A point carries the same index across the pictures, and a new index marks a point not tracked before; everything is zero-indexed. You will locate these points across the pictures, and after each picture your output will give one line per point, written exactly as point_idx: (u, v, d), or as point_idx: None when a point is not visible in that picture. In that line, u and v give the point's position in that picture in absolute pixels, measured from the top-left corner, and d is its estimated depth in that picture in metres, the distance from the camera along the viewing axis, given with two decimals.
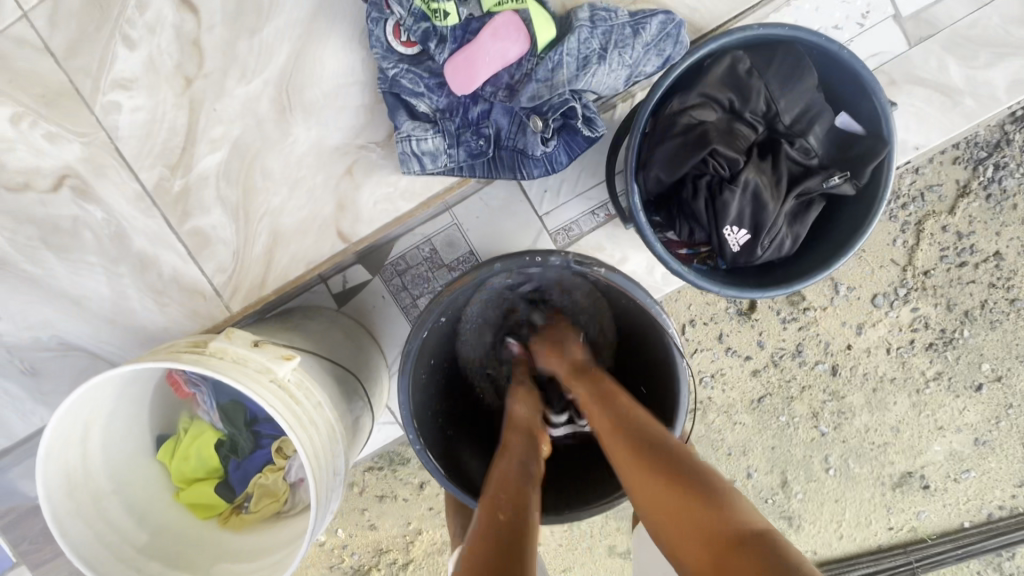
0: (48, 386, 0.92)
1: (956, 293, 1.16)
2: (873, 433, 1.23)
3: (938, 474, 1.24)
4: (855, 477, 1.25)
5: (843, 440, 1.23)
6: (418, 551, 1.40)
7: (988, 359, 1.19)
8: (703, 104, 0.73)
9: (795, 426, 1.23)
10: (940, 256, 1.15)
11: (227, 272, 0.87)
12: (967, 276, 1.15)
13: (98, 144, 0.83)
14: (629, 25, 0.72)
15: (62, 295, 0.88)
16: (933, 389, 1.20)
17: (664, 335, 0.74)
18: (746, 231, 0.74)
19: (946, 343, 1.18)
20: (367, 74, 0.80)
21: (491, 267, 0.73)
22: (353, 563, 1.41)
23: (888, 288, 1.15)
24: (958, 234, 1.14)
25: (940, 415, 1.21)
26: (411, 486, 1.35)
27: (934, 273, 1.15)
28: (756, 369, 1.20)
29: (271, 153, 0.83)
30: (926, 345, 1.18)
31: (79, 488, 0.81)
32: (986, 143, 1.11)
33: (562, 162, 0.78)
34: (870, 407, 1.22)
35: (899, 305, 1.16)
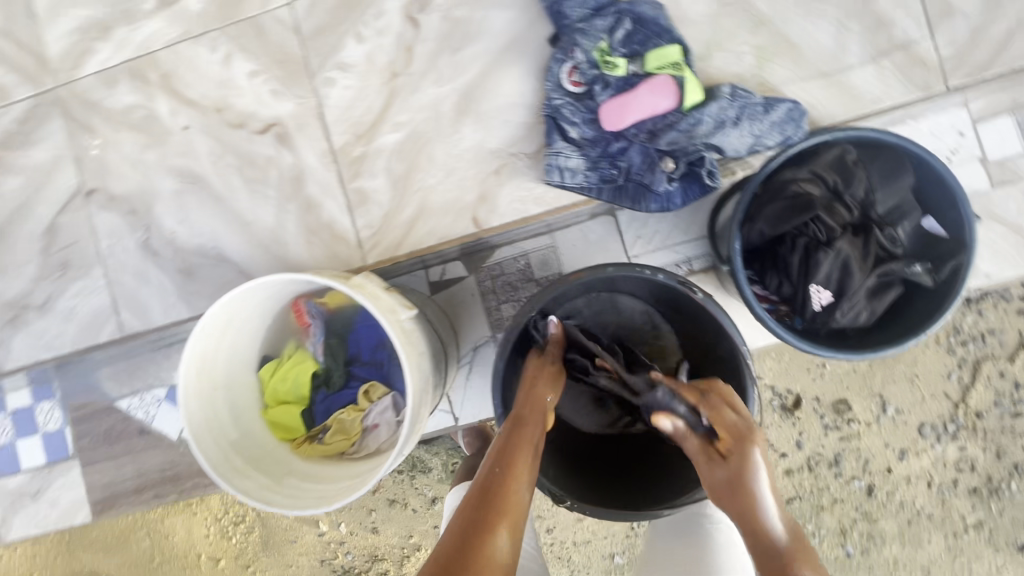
0: (195, 287, 1.08)
1: (1008, 442, 1.19)
2: (902, 569, 1.22)
3: None
4: None
5: (868, 567, 1.23)
6: (410, 567, 1.45)
7: None
8: (812, 180, 0.87)
9: (819, 538, 1.24)
10: (994, 401, 1.20)
11: (372, 230, 1.03)
12: (1020, 427, 1.19)
13: (309, 106, 1.03)
14: (762, 105, 0.88)
15: (235, 215, 1.06)
16: (972, 536, 1.20)
17: (742, 363, 0.84)
18: (829, 293, 0.86)
19: (991, 491, 1.20)
20: (534, 101, 0.99)
21: (606, 270, 0.84)
22: (344, 562, 1.46)
23: (936, 419, 1.20)
24: (1016, 382, 1.19)
25: (975, 567, 1.20)
26: (424, 498, 1.42)
27: (986, 415, 1.19)
28: (789, 469, 1.23)
29: (438, 143, 1.01)
30: (969, 489, 1.20)
31: (206, 372, 0.92)
32: None
33: (677, 202, 0.93)
34: (902, 538, 1.22)
35: (947, 440, 1.20)
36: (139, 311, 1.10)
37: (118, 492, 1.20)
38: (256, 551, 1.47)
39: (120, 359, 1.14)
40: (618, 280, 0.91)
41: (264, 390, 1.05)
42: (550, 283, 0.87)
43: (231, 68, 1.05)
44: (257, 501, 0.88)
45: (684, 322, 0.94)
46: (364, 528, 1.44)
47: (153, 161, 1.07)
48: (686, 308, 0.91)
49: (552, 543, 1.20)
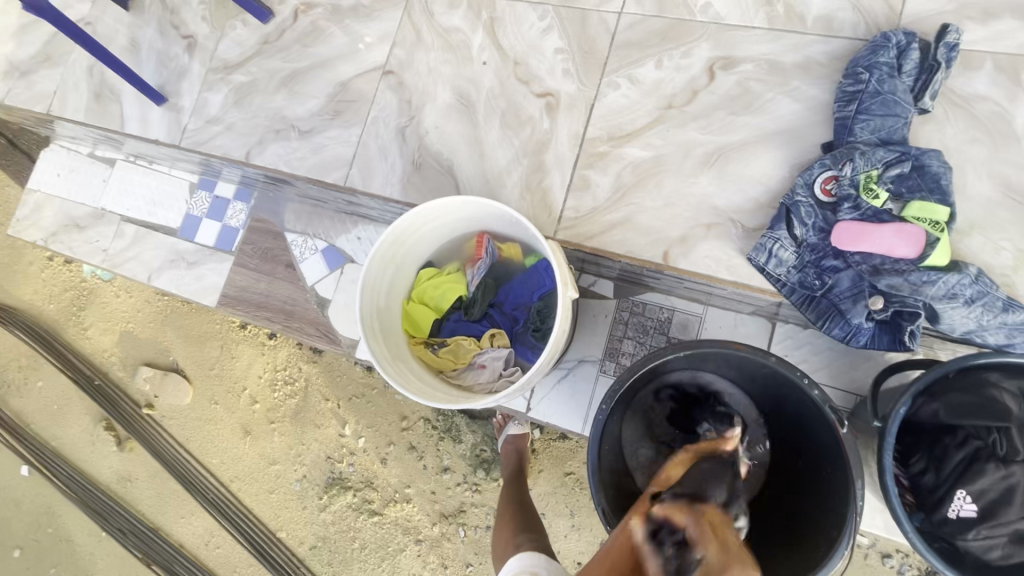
0: (415, 180, 1.25)
1: None
2: None
3: None
4: None
5: None
6: (391, 511, 1.56)
7: None
8: (1016, 394, 0.82)
9: None
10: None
11: (577, 214, 1.13)
12: None
13: (586, 95, 1.17)
14: (1003, 301, 0.85)
15: (479, 145, 1.22)
16: None
17: (848, 513, 0.80)
18: (973, 507, 0.81)
19: None
20: (777, 187, 1.04)
21: (766, 356, 0.86)
22: (343, 470, 1.60)
23: None
24: None
25: None
26: (439, 460, 1.53)
27: None
28: None
29: (671, 177, 1.10)
30: None
31: (396, 244, 1.08)
32: None
33: (860, 341, 0.94)
34: None
35: None
36: (365, 173, 1.30)
37: (251, 303, 1.49)
38: (285, 415, 1.66)
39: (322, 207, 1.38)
40: (766, 372, 0.91)
41: (415, 285, 1.19)
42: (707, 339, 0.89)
43: (544, 37, 1.22)
44: (376, 361, 1.00)
45: (802, 446, 0.94)
46: (376, 454, 1.58)
47: (445, 74, 1.28)
48: (818, 435, 0.89)
49: None
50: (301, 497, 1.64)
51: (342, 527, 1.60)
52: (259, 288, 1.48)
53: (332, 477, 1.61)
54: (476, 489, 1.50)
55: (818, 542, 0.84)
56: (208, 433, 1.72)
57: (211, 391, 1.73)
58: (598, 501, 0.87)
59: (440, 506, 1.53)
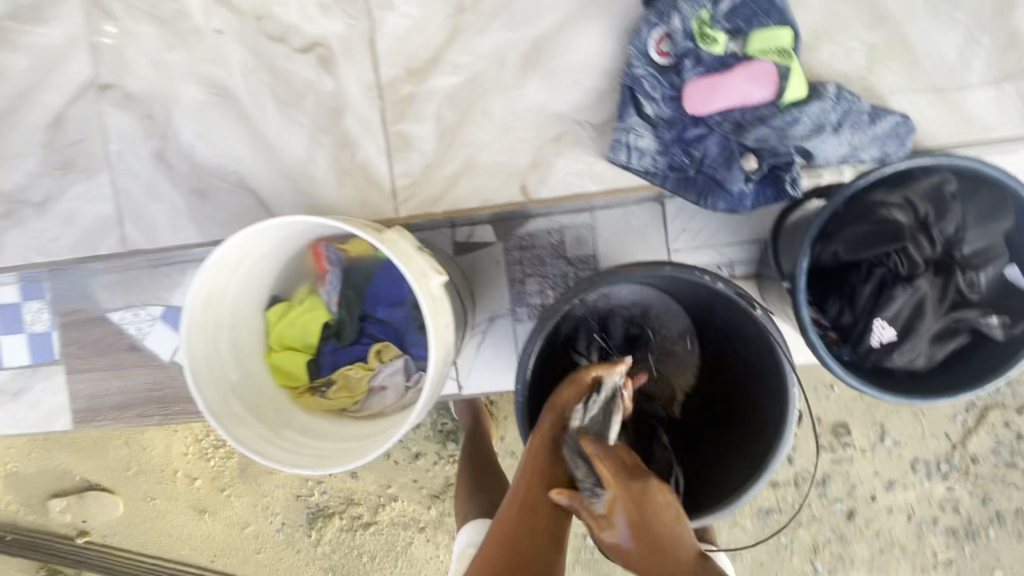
0: (209, 211, 0.99)
1: (997, 489, 1.26)
2: None
3: None
4: None
5: None
6: (385, 517, 1.40)
7: (1002, 567, 1.27)
8: (901, 206, 0.79)
9: (793, 551, 1.32)
10: (994, 448, 1.26)
11: (410, 180, 0.94)
12: (1010, 477, 1.25)
13: (359, 30, 0.92)
14: (868, 114, 0.79)
15: (261, 139, 0.96)
16: (939, 571, 1.29)
17: (784, 384, 0.77)
18: (894, 331, 0.79)
19: (967, 533, 1.27)
20: (612, 66, 0.88)
21: (663, 268, 0.77)
22: (319, 501, 1.41)
23: (933, 457, 1.26)
24: (1019, 434, 1.24)
25: None
26: (408, 452, 1.37)
27: (981, 462, 1.25)
28: (777, 481, 1.30)
29: (496, 96, 0.91)
30: (947, 527, 1.28)
31: (212, 306, 0.86)
32: None
33: (747, 206, 0.85)
34: (871, 564, 1.30)
35: (937, 479, 1.27)
36: (143, 227, 1.01)
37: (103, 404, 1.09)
38: (234, 476, 1.42)
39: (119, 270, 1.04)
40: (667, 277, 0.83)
41: (269, 332, 0.99)
42: (599, 273, 0.78)
43: None
44: (253, 452, 0.83)
45: (722, 332, 0.90)
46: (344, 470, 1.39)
47: (177, 62, 0.96)
48: (734, 317, 0.84)
49: None
50: (291, 543, 1.43)
51: (345, 551, 1.43)
52: (89, 392, 1.09)
53: (312, 511, 1.41)
54: (455, 461, 1.37)
55: (761, 419, 0.82)
56: (165, 526, 1.46)
57: (143, 487, 1.44)
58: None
59: (427, 488, 1.38)
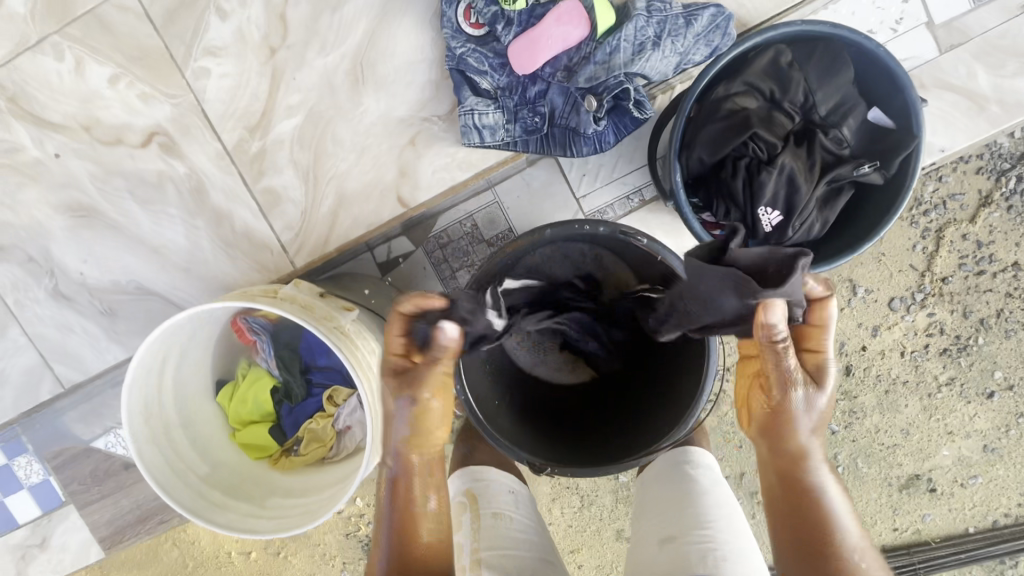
0: (122, 327, 1.00)
1: (974, 299, 1.30)
2: (883, 434, 1.37)
3: (945, 478, 1.38)
4: (865, 476, 1.39)
5: (852, 440, 1.37)
6: None
7: (1001, 367, 1.33)
8: (746, 92, 0.79)
9: None
10: (958, 263, 1.29)
11: (294, 230, 0.94)
12: (984, 284, 1.29)
13: (186, 106, 0.91)
14: (682, 16, 0.77)
15: (142, 243, 0.96)
16: (945, 393, 1.34)
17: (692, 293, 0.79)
18: (779, 212, 0.80)
19: (960, 349, 1.32)
20: (435, 53, 0.88)
21: (542, 232, 0.80)
22: None
23: (905, 292, 1.29)
24: (978, 242, 1.27)
25: (950, 420, 1.36)
26: None
27: (951, 279, 1.29)
28: None
29: (342, 121, 0.90)
30: (939, 350, 1.32)
31: (153, 416, 0.88)
32: (1011, 155, 1.24)
33: (609, 141, 0.85)
34: (881, 407, 1.35)
35: (916, 309, 1.30)
36: (72, 364, 1.02)
37: (125, 523, 1.16)
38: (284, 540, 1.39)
39: (79, 402, 1.06)
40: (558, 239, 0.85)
41: (227, 414, 1.02)
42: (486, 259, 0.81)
43: (87, 79, 0.91)
44: (245, 531, 0.86)
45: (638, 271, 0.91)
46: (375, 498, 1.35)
47: (32, 200, 0.95)
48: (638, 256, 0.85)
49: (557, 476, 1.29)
50: None
51: None
52: (103, 519, 1.15)
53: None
54: None
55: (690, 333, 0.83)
56: None
57: None
58: (520, 456, 0.82)
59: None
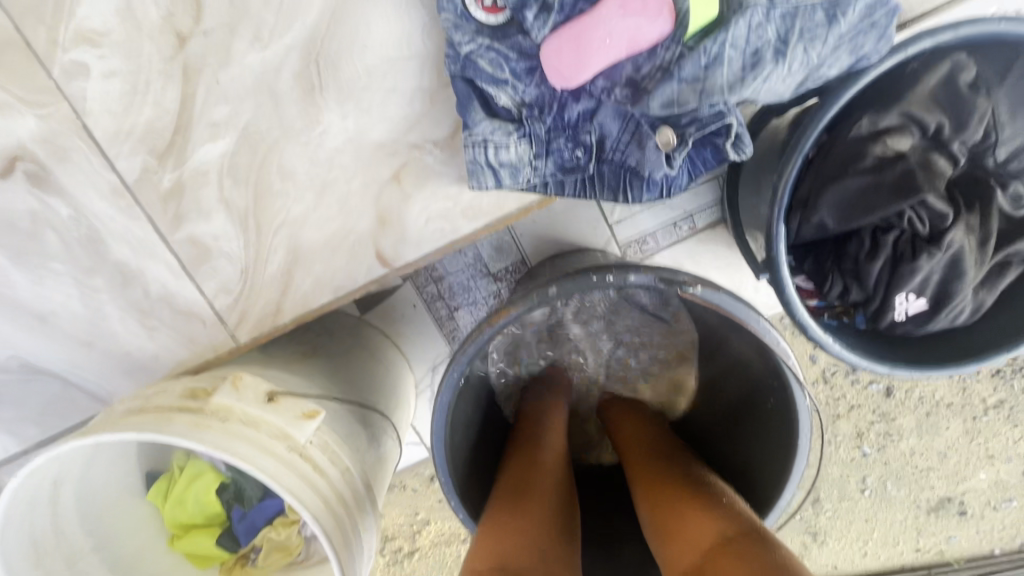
0: (12, 413, 0.75)
1: None
2: (918, 457, 1.23)
3: (977, 501, 1.27)
4: (889, 498, 1.26)
5: (885, 462, 1.23)
6: (425, 541, 1.23)
7: None
8: (900, 129, 0.52)
9: (836, 444, 1.22)
10: None
11: (233, 294, 0.68)
12: None
13: (59, 119, 0.61)
14: (823, 7, 0.49)
15: (20, 309, 0.69)
16: (992, 416, 1.20)
17: (783, 368, 0.57)
18: (924, 300, 0.57)
19: (1010, 370, 1.20)
20: (430, 50, 0.58)
21: (544, 293, 0.55)
22: None
23: None
24: None
25: (992, 444, 1.23)
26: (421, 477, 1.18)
27: None
28: (805, 386, 1.19)
29: (292, 147, 0.62)
30: (992, 371, 1.17)
31: (50, 553, 0.67)
32: None
33: (681, 185, 0.59)
34: (919, 429, 1.21)
35: None
36: None
37: None
38: None
39: None
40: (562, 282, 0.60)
41: (162, 516, 0.80)
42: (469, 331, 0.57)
43: None
44: None
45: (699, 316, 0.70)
46: None
47: None
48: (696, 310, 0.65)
49: None
50: None
51: None
52: None
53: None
54: None
55: (765, 414, 0.63)
56: None
57: None
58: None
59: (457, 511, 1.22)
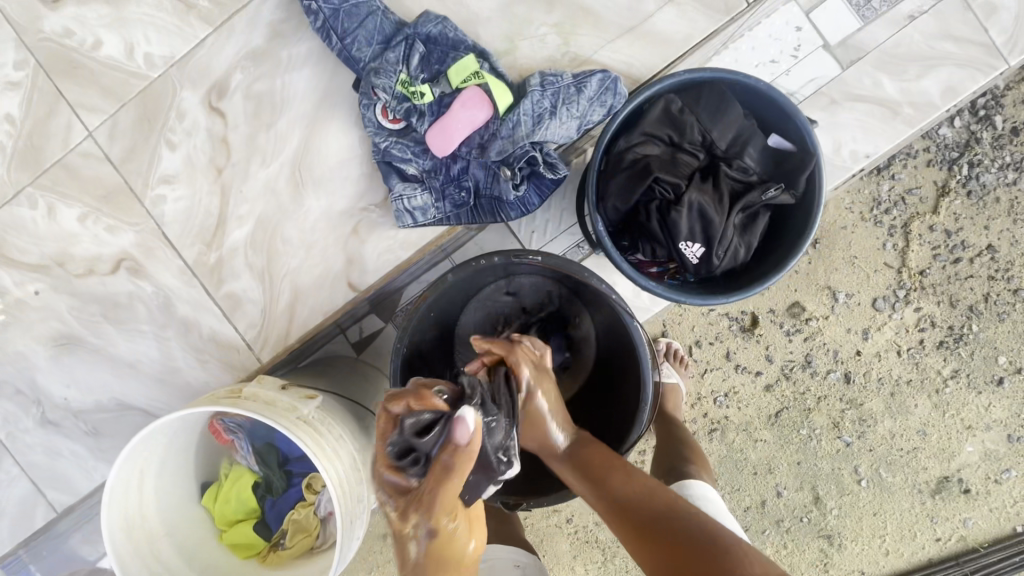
0: (108, 443, 1.04)
1: (958, 288, 1.31)
2: (900, 439, 1.36)
3: (978, 476, 1.36)
4: (892, 486, 1.37)
5: (869, 449, 1.36)
6: None
7: (1003, 351, 1.33)
8: (646, 141, 0.85)
9: (817, 438, 1.36)
10: (934, 255, 1.31)
11: (257, 327, 1.00)
12: (964, 271, 1.30)
13: (148, 230, 0.99)
14: (574, 85, 0.85)
15: (119, 361, 1.02)
16: (953, 386, 1.34)
17: (618, 308, 0.85)
18: (700, 244, 0.84)
19: (957, 339, 1.32)
20: (364, 150, 0.96)
21: (445, 278, 0.84)
22: None
23: (887, 292, 1.31)
24: (947, 232, 1.30)
25: (965, 414, 1.35)
26: None
27: (931, 271, 1.31)
28: (769, 384, 1.34)
29: (289, 223, 0.97)
30: (937, 343, 1.32)
31: (135, 530, 0.91)
32: (957, 143, 1.28)
33: (534, 203, 0.91)
34: (891, 412, 1.35)
35: (903, 306, 1.31)
36: (62, 488, 1.06)
37: None
38: None
39: (75, 524, 1.08)
40: (470, 278, 0.89)
41: (213, 516, 1.04)
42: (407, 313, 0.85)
43: (59, 219, 1.00)
44: None
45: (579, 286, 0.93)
46: None
47: (20, 337, 1.02)
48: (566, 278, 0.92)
49: (575, 531, 1.28)
50: None
51: None
52: None
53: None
54: None
55: (625, 347, 0.88)
56: None
57: None
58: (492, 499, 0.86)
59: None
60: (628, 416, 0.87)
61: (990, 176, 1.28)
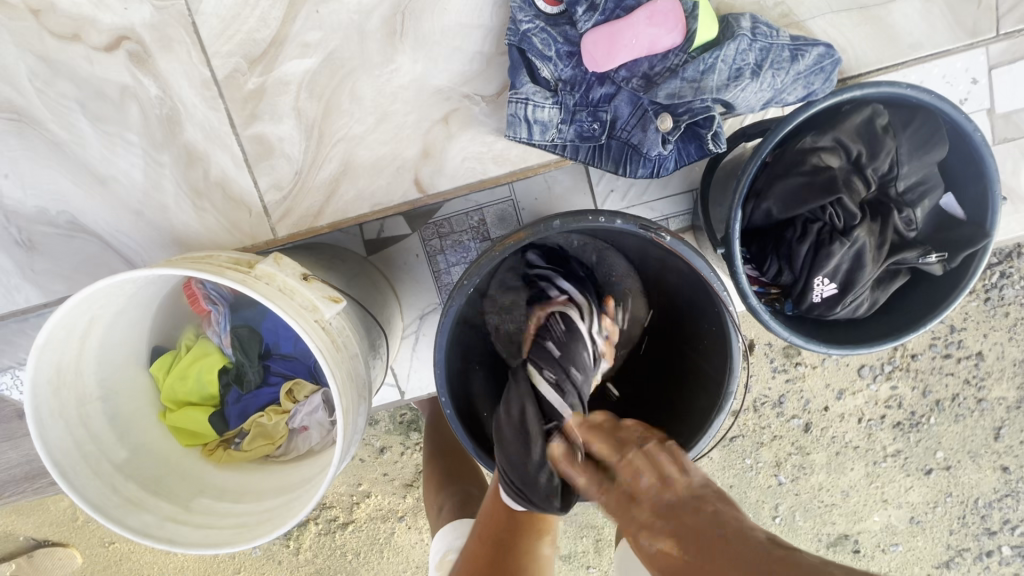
0: (43, 266, 0.81)
1: (934, 380, 1.16)
2: (824, 493, 1.23)
3: (870, 542, 1.25)
4: (796, 529, 1.25)
5: (796, 493, 1.23)
6: (362, 513, 1.27)
7: (943, 448, 1.19)
8: (833, 149, 0.71)
9: (756, 471, 1.22)
10: (929, 342, 1.15)
11: (281, 192, 0.79)
12: (948, 367, 1.15)
13: (172, 13, 0.73)
14: (788, 48, 0.69)
15: (86, 169, 0.77)
16: (889, 464, 1.21)
17: (721, 315, 0.67)
18: (834, 285, 0.73)
19: (912, 424, 1.18)
20: (495, 24, 0.74)
21: (552, 225, 0.64)
22: None
23: (876, 361, 1.15)
24: (951, 326, 1.13)
25: (888, 489, 1.22)
26: (371, 448, 1.22)
27: (921, 357, 1.15)
28: (735, 409, 1.19)
29: (364, 76, 0.75)
30: (893, 423, 1.19)
31: (67, 388, 0.72)
32: (1000, 251, 1.10)
33: (668, 168, 0.75)
34: (828, 467, 1.22)
35: (881, 380, 1.17)
36: None
37: None
38: None
39: None
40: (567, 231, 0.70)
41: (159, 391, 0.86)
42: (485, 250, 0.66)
43: None
44: (157, 539, 0.70)
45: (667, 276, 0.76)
46: None
47: None
48: (666, 262, 0.74)
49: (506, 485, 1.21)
50: (271, 557, 1.31)
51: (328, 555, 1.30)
52: None
53: None
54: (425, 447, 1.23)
55: (706, 357, 0.72)
56: (136, 566, 1.33)
57: (99, 533, 1.29)
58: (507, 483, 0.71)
59: (399, 479, 1.25)
60: (675, 448, 0.71)
61: (1013, 290, 1.11)
